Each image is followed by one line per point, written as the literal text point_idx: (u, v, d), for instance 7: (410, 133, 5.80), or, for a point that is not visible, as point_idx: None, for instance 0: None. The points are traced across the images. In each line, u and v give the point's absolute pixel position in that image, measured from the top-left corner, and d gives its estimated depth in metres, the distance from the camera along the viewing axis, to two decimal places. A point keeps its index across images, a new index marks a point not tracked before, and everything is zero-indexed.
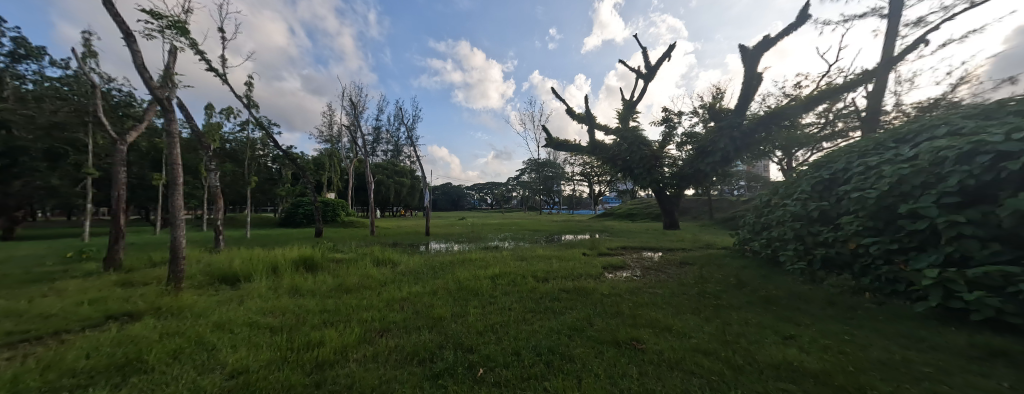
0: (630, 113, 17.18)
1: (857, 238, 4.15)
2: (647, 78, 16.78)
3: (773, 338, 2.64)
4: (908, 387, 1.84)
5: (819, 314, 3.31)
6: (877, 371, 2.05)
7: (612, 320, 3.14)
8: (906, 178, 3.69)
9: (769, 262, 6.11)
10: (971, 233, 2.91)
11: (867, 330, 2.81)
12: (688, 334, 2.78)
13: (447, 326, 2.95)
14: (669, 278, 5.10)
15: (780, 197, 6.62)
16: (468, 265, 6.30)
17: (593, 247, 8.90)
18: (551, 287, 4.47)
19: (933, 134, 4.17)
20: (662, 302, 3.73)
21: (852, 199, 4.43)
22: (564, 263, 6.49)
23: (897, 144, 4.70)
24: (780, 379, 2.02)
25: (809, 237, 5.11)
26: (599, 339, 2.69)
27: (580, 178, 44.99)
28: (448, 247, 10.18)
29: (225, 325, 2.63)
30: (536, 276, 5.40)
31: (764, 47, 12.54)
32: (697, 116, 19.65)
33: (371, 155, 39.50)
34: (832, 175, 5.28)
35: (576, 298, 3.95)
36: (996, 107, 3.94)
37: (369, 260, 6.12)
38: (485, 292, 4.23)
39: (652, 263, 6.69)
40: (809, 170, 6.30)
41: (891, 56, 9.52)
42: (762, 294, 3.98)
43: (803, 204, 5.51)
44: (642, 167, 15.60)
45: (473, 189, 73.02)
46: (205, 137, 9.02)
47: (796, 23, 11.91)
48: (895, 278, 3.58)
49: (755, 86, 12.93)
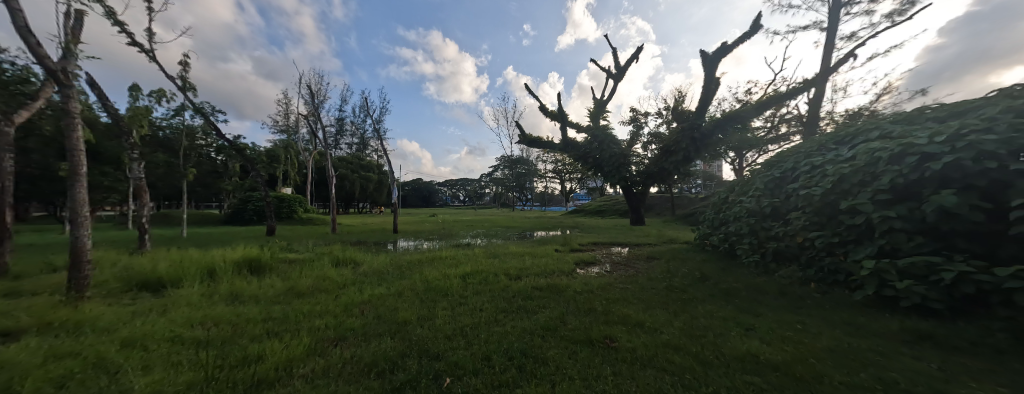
0: (600, 112, 17.60)
1: (804, 232, 4.52)
2: (617, 79, 17.28)
3: (736, 331, 2.74)
4: (860, 375, 1.96)
5: (774, 304, 3.52)
6: (830, 359, 2.18)
7: (586, 318, 3.10)
8: (845, 176, 4.04)
9: (726, 255, 6.49)
10: (900, 227, 3.25)
11: (816, 318, 3.02)
12: (658, 329, 2.80)
13: (412, 331, 2.73)
14: (638, 273, 5.22)
15: (736, 194, 7.05)
16: (438, 263, 6.08)
17: (565, 244, 8.94)
18: (524, 285, 4.37)
19: (866, 138, 4.60)
20: (632, 297, 3.76)
21: (800, 196, 4.80)
22: (537, 260, 6.45)
23: (838, 146, 5.12)
24: (745, 372, 2.07)
25: (762, 232, 5.49)
26: (573, 338, 2.63)
27: (552, 175, 45.81)
28: (417, 245, 9.76)
29: (138, 341, 2.20)
30: (508, 273, 5.27)
31: (722, 53, 13.32)
32: (662, 117, 20.67)
33: (334, 148, 37.24)
34: (782, 174, 5.70)
35: (548, 296, 3.88)
36: (916, 114, 4.42)
37: (327, 261, 5.64)
38: (454, 293, 4.03)
39: (622, 259, 6.84)
40: (761, 169, 6.76)
41: (827, 66, 10.55)
42: (723, 287, 4.18)
43: (757, 201, 5.92)
44: (612, 164, 16.04)
45: (445, 184, 71.44)
46: (126, 122, 7.79)
47: (750, 33, 12.81)
48: (836, 269, 3.94)
49: (714, 89, 13.74)
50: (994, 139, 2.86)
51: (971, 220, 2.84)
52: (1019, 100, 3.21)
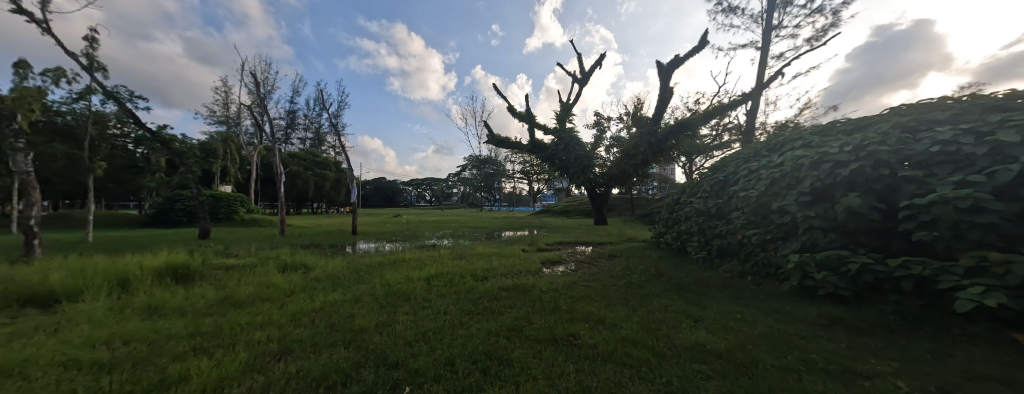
0: (566, 115, 18.10)
1: (743, 230, 5.02)
2: (582, 84, 17.89)
3: (686, 322, 2.95)
4: (787, 358, 2.21)
5: (718, 296, 3.87)
6: (764, 344, 2.44)
7: (551, 317, 3.14)
8: (776, 180, 4.55)
9: (678, 252, 7.00)
10: (818, 226, 3.74)
11: (752, 308, 3.37)
12: (618, 325, 2.93)
13: (370, 339, 2.57)
14: (600, 271, 5.43)
15: (687, 195, 7.64)
16: (400, 266, 5.82)
17: (532, 244, 9.04)
18: (490, 286, 4.33)
19: (792, 146, 5.23)
20: (594, 295, 3.90)
21: (739, 198, 5.32)
22: (503, 260, 6.44)
23: (770, 153, 5.76)
24: (693, 360, 2.24)
25: (708, 230, 5.99)
26: (538, 337, 2.65)
27: (520, 175, 46.24)
28: (378, 248, 9.26)
29: (16, 369, 1.81)
30: (475, 274, 5.20)
31: (676, 64, 14.37)
32: (622, 122, 21.81)
33: (285, 143, 34.18)
34: (725, 177, 6.28)
35: (515, 296, 3.88)
36: (830, 127, 5.11)
37: (273, 267, 5.13)
38: (417, 296, 3.88)
39: (585, 257, 7.09)
40: (707, 172, 7.39)
41: (761, 82, 11.83)
42: (676, 282, 4.49)
43: (704, 201, 6.46)
44: (577, 166, 16.56)
45: (410, 184, 68.88)
46: (8, 105, 6.44)
47: (699, 47, 13.97)
48: (768, 262, 4.42)
49: (669, 97, 14.78)
50: (887, 150, 3.39)
51: (870, 219, 3.35)
52: (905, 118, 3.84)
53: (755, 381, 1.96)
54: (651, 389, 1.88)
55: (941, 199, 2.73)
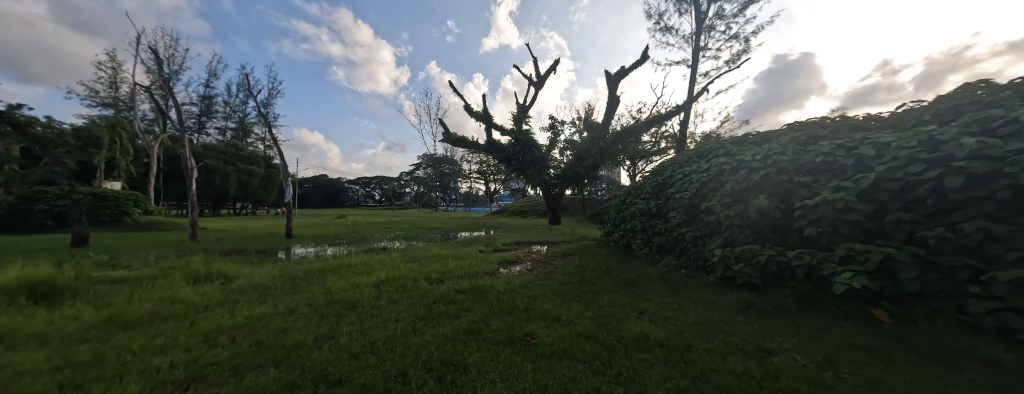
0: (523, 117, 18.38)
1: (677, 228, 5.58)
2: (538, 87, 18.36)
3: (633, 315, 3.16)
4: (715, 342, 2.50)
5: (657, 288, 4.24)
6: (696, 330, 2.73)
7: (508, 318, 3.13)
8: (704, 183, 5.14)
9: (624, 249, 7.52)
10: (736, 223, 4.31)
11: (686, 298, 3.77)
12: (572, 321, 3.03)
13: (308, 355, 2.30)
14: (555, 270, 5.59)
15: (632, 196, 8.25)
16: (345, 272, 5.33)
17: (489, 244, 8.98)
18: (446, 289, 4.18)
19: (717, 154, 5.96)
20: (550, 293, 3.98)
21: (675, 199, 5.90)
22: (460, 262, 6.29)
23: (699, 159, 6.48)
24: (639, 350, 2.41)
25: (650, 228, 6.54)
26: (495, 339, 2.62)
27: (476, 175, 45.81)
28: (319, 252, 8.39)
29: None
30: (429, 277, 4.98)
31: (622, 74, 15.49)
32: (575, 126, 22.84)
33: (200, 133, 29.28)
34: (663, 180, 6.91)
35: (472, 299, 3.79)
36: (744, 138, 5.92)
37: (181, 279, 4.32)
38: (365, 304, 3.59)
39: (541, 256, 7.26)
40: (649, 175, 8.07)
41: (692, 96, 13.32)
42: (622, 277, 4.82)
43: (647, 202, 7.03)
44: (533, 167, 16.93)
45: (356, 182, 63.99)
46: None
47: (642, 61, 15.23)
48: (698, 257, 4.98)
49: (616, 105, 15.86)
50: (787, 160, 4.04)
51: (775, 218, 3.96)
52: (798, 133, 4.62)
53: (691, 365, 2.17)
54: (603, 381, 1.97)
55: (825, 201, 3.32)
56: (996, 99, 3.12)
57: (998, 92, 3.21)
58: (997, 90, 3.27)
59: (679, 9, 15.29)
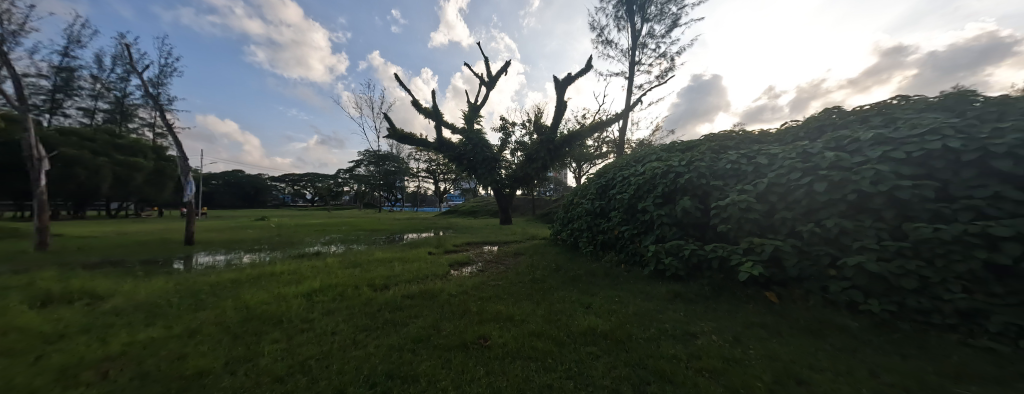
0: (474, 116, 18.18)
1: (618, 226, 6.04)
2: (489, 87, 18.32)
3: (581, 310, 3.32)
4: (651, 330, 2.75)
5: (601, 283, 4.54)
6: (636, 320, 2.97)
7: (460, 321, 3.03)
8: (640, 185, 5.65)
9: (571, 246, 7.91)
10: (665, 221, 4.82)
11: (625, 290, 4.09)
12: (524, 320, 3.05)
13: (217, 383, 1.92)
14: (507, 270, 5.62)
15: (578, 197, 8.70)
16: (268, 282, 4.63)
17: (438, 246, 8.65)
18: (391, 295, 3.90)
19: (650, 159, 6.61)
20: (502, 293, 3.98)
21: (616, 199, 6.38)
22: (407, 265, 5.94)
23: (636, 163, 7.12)
24: (587, 343, 2.52)
25: (594, 227, 6.97)
26: (446, 345, 2.50)
27: (424, 174, 43.99)
28: (235, 260, 7.17)
29: None
30: (372, 283, 4.60)
31: (569, 81, 16.30)
32: (525, 127, 23.37)
33: (58, 113, 22.91)
34: (606, 182, 7.43)
35: (420, 304, 3.59)
36: (672, 145, 6.67)
37: (22, 302, 3.30)
38: (294, 317, 3.15)
39: (493, 256, 7.25)
40: (593, 177, 8.61)
41: (629, 105, 14.61)
42: (570, 274, 5.05)
43: (591, 202, 7.48)
44: (484, 167, 16.84)
45: (284, 180, 56.56)
46: None
47: (587, 69, 16.21)
48: (634, 252, 5.45)
49: (564, 110, 16.62)
50: (705, 166, 4.66)
51: (696, 216, 4.52)
52: (713, 143, 5.35)
53: (632, 353, 2.34)
54: (554, 377, 2.01)
55: (733, 202, 3.91)
56: (846, 122, 4.00)
57: (847, 116, 4.11)
58: (846, 115, 4.18)
59: (618, 25, 16.66)
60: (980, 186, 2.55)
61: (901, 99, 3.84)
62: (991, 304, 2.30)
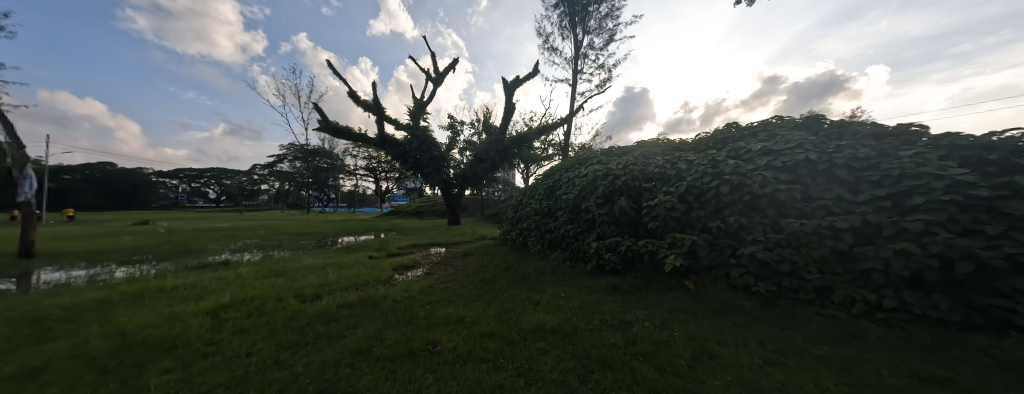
0: (421, 113, 17.41)
1: (564, 225, 6.33)
2: (436, 83, 17.73)
3: (530, 307, 3.39)
4: (595, 322, 2.93)
5: (548, 280, 4.70)
6: (581, 314, 3.14)
7: (406, 328, 2.85)
8: (583, 186, 6.01)
9: (520, 246, 8.05)
10: (605, 220, 5.21)
11: (570, 286, 4.31)
12: (474, 322, 3.01)
13: None
14: (456, 271, 5.47)
15: (526, 197, 8.90)
16: (154, 301, 3.74)
17: (381, 249, 8.03)
18: (325, 306, 3.50)
19: (592, 162, 7.08)
20: (452, 295, 3.87)
21: (562, 199, 6.68)
22: (344, 272, 5.38)
23: (580, 165, 7.56)
24: (537, 339, 2.59)
25: (542, 226, 7.20)
26: (389, 355, 2.33)
27: (364, 172, 40.64)
28: (108, 274, 5.70)
29: None
30: (301, 294, 4.07)
31: (517, 83, 16.63)
32: (474, 127, 23.16)
33: None
34: (553, 183, 7.74)
35: (360, 313, 3.29)
36: (611, 150, 7.24)
37: None
38: (196, 340, 2.62)
39: (441, 258, 7.01)
40: (541, 178, 8.90)
41: (573, 111, 15.47)
42: (519, 272, 5.14)
43: (539, 202, 7.72)
44: (431, 166, 16.21)
45: (180, 175, 46.92)
46: None
47: (534, 73, 16.73)
48: (578, 249, 5.78)
49: (512, 111, 16.88)
50: (638, 169, 5.15)
51: (630, 215, 4.97)
52: (644, 148, 5.96)
53: (577, 345, 2.47)
54: (506, 376, 2.01)
55: (660, 202, 4.39)
56: (743, 135, 4.81)
57: (743, 130, 4.94)
58: (743, 129, 5.03)
59: (563, 34, 17.55)
60: (829, 190, 3.29)
61: (779, 118, 4.76)
62: (835, 281, 3.02)
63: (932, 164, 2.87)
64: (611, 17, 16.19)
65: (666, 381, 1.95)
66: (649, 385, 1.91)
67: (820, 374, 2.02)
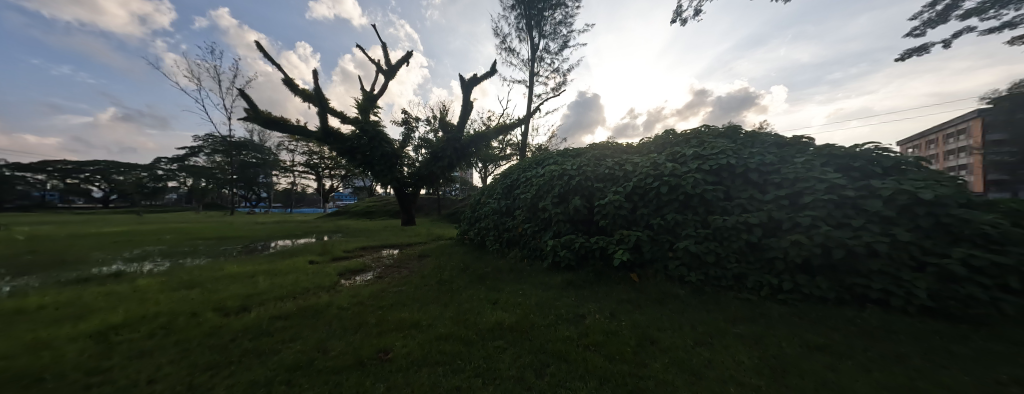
0: (370, 106, 16.32)
1: (521, 224, 6.44)
2: (388, 76, 16.78)
3: (488, 306, 3.41)
4: (550, 317, 3.06)
5: (506, 279, 4.76)
6: (537, 310, 3.24)
7: (353, 337, 2.67)
8: (541, 187, 6.20)
9: (478, 245, 7.99)
10: (561, 218, 5.43)
11: (527, 283, 4.41)
12: (430, 325, 2.93)
13: None
14: (411, 274, 5.25)
15: (484, 196, 8.86)
16: (7, 326, 2.96)
17: (323, 253, 7.36)
18: (256, 318, 3.11)
19: (549, 162, 7.31)
20: (405, 299, 3.72)
21: (520, 198, 6.79)
22: (279, 279, 4.84)
23: (537, 165, 7.76)
24: (495, 338, 2.61)
25: (500, 225, 7.23)
26: (335, 367, 2.16)
27: (304, 169, 36.87)
28: None
29: None
30: (225, 306, 3.57)
31: (475, 81, 16.47)
32: (430, 124, 22.41)
33: None
34: (511, 182, 7.82)
35: (300, 323, 3.00)
36: (566, 151, 7.55)
37: None
38: (77, 370, 2.15)
39: (394, 261, 6.66)
40: (499, 177, 8.94)
41: (530, 112, 15.82)
42: (477, 272, 5.12)
43: (498, 202, 7.76)
44: (382, 163, 15.30)
45: None
46: None
47: (491, 73, 16.72)
48: (535, 248, 5.93)
49: (470, 109, 16.67)
50: (590, 170, 5.47)
51: (583, 213, 5.26)
52: (596, 151, 6.33)
53: (534, 341, 2.55)
54: (463, 378, 2.00)
55: (609, 201, 4.71)
56: (679, 141, 5.37)
57: (679, 137, 5.52)
58: (679, 136, 5.62)
59: (519, 36, 17.82)
60: (745, 191, 3.84)
61: (708, 127, 5.41)
62: (749, 269, 3.53)
63: (817, 170, 3.52)
64: (565, 24, 16.86)
65: (614, 368, 2.11)
66: (599, 373, 2.05)
67: (737, 349, 2.36)
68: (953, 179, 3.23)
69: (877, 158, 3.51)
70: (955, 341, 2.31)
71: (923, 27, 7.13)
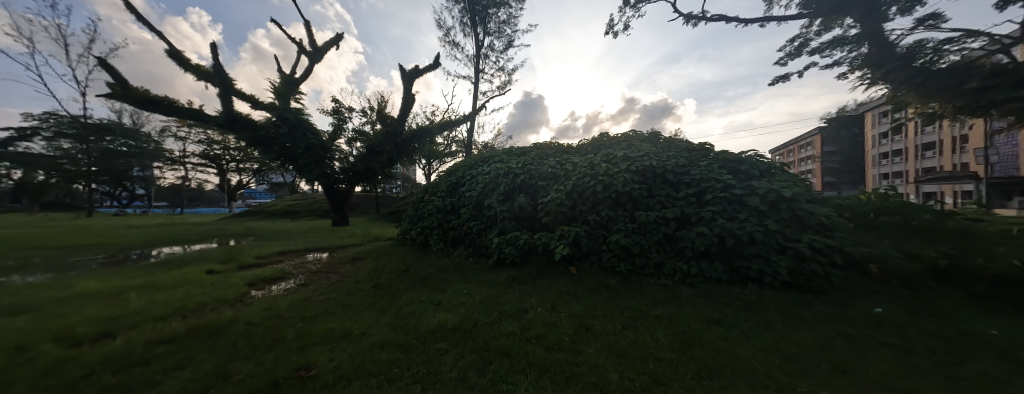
0: (291, 92, 14.35)
1: (467, 222, 6.33)
2: (314, 59, 14.94)
3: (430, 308, 3.27)
4: (494, 315, 3.07)
5: (449, 279, 4.63)
6: (479, 308, 3.22)
7: (268, 355, 2.33)
8: (486, 184, 6.18)
9: (421, 245, 7.63)
10: (506, 216, 5.50)
11: (471, 282, 4.37)
12: (363, 334, 2.70)
13: None
14: (342, 279, 4.77)
15: (428, 194, 8.48)
16: None
17: (228, 261, 6.21)
18: (129, 346, 2.49)
19: (494, 160, 7.31)
20: (335, 307, 3.37)
21: (465, 196, 6.66)
22: (163, 295, 3.94)
23: (482, 163, 7.70)
24: (436, 341, 2.52)
25: (445, 224, 7.01)
26: (241, 392, 1.85)
27: (203, 161, 30.77)
28: None
29: None
30: (79, 334, 2.78)
31: (417, 73, 15.66)
32: (366, 115, 20.62)
33: None
34: (456, 180, 7.63)
35: (194, 347, 2.49)
36: (511, 150, 7.64)
37: None
38: None
39: (322, 266, 5.97)
40: (443, 175, 8.64)
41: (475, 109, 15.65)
42: (420, 274, 4.89)
43: (443, 200, 7.50)
44: (308, 157, 13.61)
45: None
46: None
47: (435, 66, 16.07)
48: (481, 246, 5.89)
49: (412, 102, 15.81)
50: (534, 169, 5.64)
51: (527, 210, 5.40)
52: (539, 150, 6.55)
53: (477, 340, 2.53)
54: (400, 386, 1.89)
55: (552, 198, 4.91)
56: (612, 143, 5.86)
57: (612, 140, 6.01)
58: (613, 138, 6.12)
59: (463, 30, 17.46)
60: (664, 189, 4.37)
61: (636, 132, 6.00)
62: (666, 257, 4.03)
63: (717, 173, 4.18)
64: (509, 23, 17.05)
65: (553, 358, 2.22)
66: (540, 365, 2.12)
67: (656, 329, 2.68)
68: (804, 180, 4.13)
69: (756, 162, 4.32)
70: (803, 307, 2.97)
71: (786, 58, 8.91)
